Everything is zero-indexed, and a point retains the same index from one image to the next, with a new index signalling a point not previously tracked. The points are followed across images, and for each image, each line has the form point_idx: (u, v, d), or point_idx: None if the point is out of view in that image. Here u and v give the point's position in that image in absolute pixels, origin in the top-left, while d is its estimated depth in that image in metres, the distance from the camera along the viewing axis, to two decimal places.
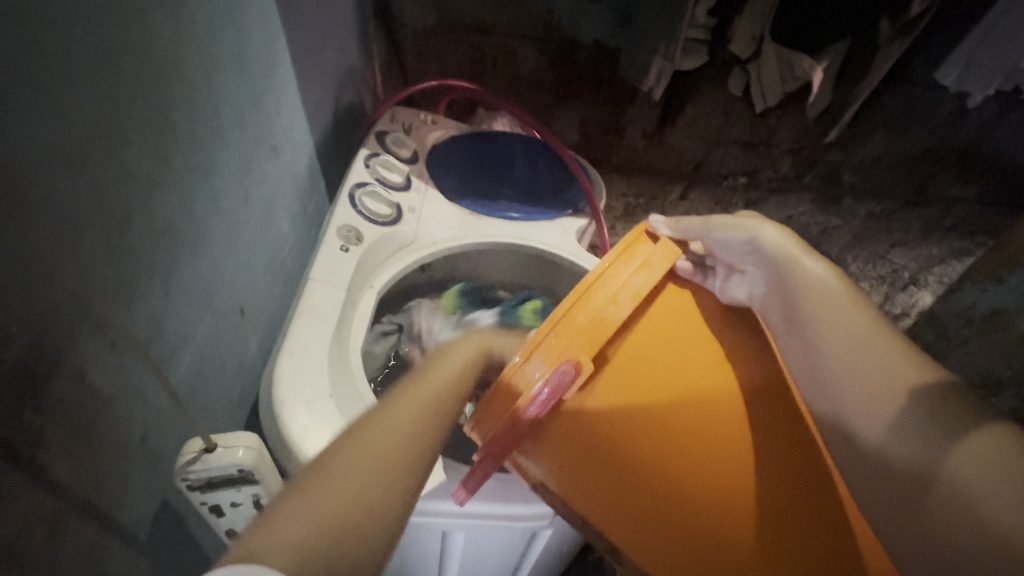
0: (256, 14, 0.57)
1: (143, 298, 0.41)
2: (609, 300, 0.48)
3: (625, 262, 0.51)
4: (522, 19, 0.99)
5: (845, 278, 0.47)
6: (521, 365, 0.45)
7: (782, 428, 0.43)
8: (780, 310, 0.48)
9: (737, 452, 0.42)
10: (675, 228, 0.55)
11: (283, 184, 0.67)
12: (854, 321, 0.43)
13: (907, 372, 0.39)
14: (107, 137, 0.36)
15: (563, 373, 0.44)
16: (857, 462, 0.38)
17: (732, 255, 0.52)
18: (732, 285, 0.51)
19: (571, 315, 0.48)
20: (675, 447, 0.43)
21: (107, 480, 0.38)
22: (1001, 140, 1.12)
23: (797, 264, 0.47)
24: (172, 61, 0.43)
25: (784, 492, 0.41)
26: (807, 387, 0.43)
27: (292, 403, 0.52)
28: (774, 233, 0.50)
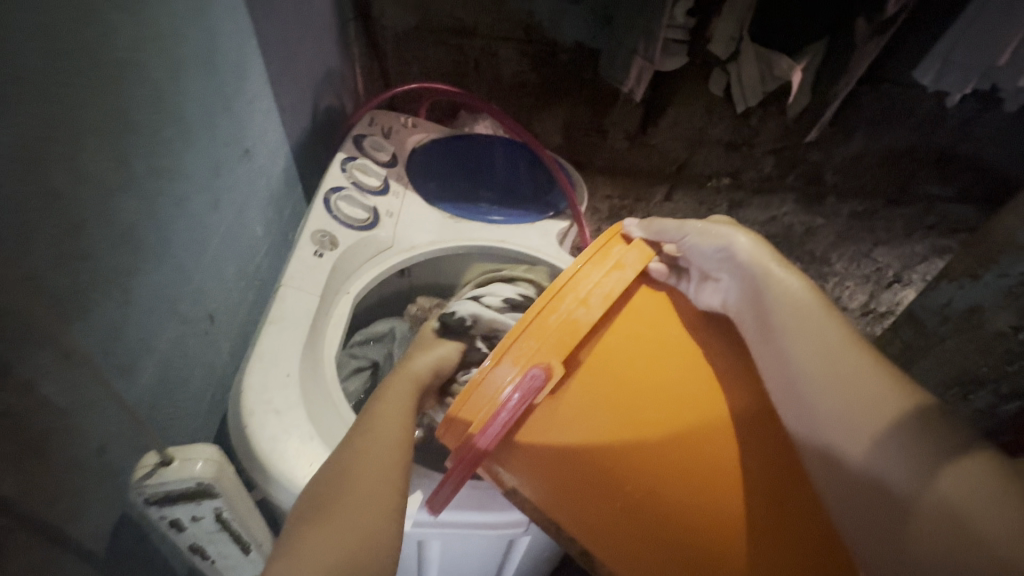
0: (226, 16, 0.56)
1: (99, 306, 0.39)
2: (580, 301, 0.45)
3: (597, 265, 0.47)
4: (503, 21, 0.99)
5: (813, 287, 0.47)
6: (489, 370, 0.43)
7: (764, 431, 0.42)
8: (754, 320, 0.46)
9: (723, 457, 0.41)
10: (649, 229, 0.51)
11: (256, 188, 0.66)
12: (830, 334, 0.43)
13: (888, 389, 0.40)
14: (61, 140, 0.35)
15: (534, 378, 0.42)
16: (840, 479, 0.38)
17: (707, 262, 0.51)
18: (705, 292, 0.50)
19: (541, 317, 0.44)
20: (660, 461, 0.42)
21: (60, 495, 0.37)
22: (978, 138, 1.13)
23: (769, 274, 0.47)
24: (133, 63, 0.42)
25: (769, 498, 0.40)
26: (782, 400, 0.42)
27: (260, 412, 0.51)
28: (748, 242, 0.49)
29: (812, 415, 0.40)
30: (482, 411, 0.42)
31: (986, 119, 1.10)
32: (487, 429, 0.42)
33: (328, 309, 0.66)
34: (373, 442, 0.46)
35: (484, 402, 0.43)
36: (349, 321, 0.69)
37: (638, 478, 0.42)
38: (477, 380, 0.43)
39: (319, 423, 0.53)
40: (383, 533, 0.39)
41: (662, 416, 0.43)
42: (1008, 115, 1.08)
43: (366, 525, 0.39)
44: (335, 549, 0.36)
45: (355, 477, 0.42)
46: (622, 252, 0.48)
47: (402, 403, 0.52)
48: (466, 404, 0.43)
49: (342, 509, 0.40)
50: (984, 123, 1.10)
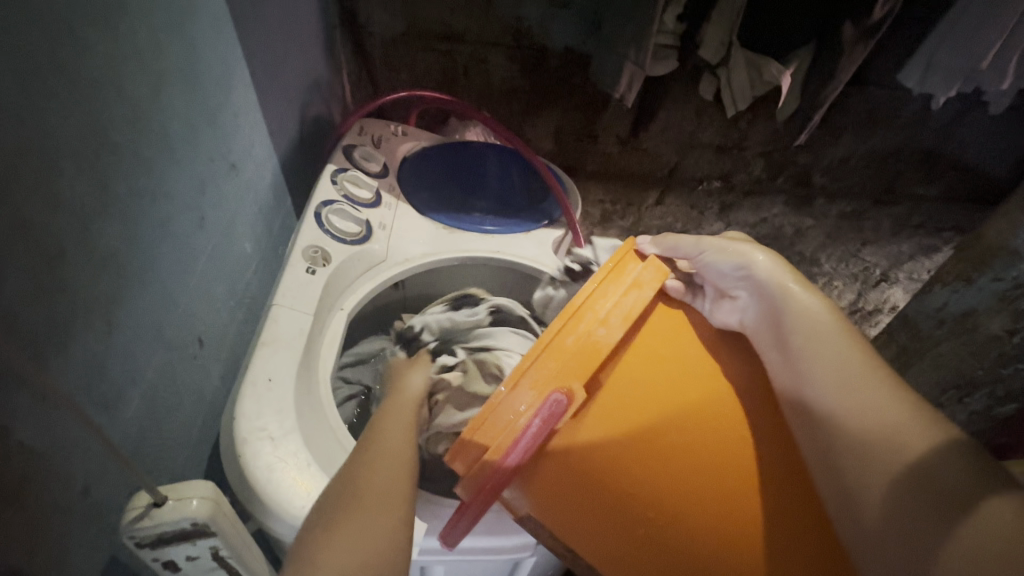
0: (208, 28, 0.54)
1: (80, 340, 0.37)
2: (600, 320, 0.45)
3: (615, 283, 0.48)
4: (492, 27, 0.97)
5: (833, 309, 0.46)
6: (505, 395, 0.42)
7: (781, 457, 0.42)
8: (772, 342, 0.45)
9: (738, 481, 0.41)
10: (661, 245, 0.52)
11: (243, 203, 0.64)
12: (848, 359, 0.43)
13: (910, 421, 0.39)
14: (35, 166, 0.33)
15: (554, 403, 0.41)
16: (857, 513, 0.38)
17: (724, 280, 0.50)
18: (722, 311, 0.49)
19: (559, 338, 0.45)
20: (677, 486, 0.41)
21: (43, 542, 0.35)
22: (961, 139, 1.15)
23: (787, 293, 0.46)
24: (111, 80, 0.40)
25: (785, 524, 0.40)
26: (799, 426, 0.42)
27: (254, 439, 0.49)
28: (768, 260, 0.48)
29: (830, 444, 0.40)
30: (499, 436, 0.41)
31: (969, 120, 1.11)
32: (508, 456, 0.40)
33: (322, 327, 0.64)
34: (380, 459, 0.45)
35: (501, 426, 0.42)
36: (343, 338, 0.67)
37: (655, 506, 0.41)
38: (495, 404, 0.42)
39: (317, 448, 0.51)
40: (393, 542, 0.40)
41: (679, 440, 0.42)
42: (989, 116, 1.10)
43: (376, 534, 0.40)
44: (350, 559, 0.37)
45: (364, 488, 0.42)
46: (639, 270, 0.49)
47: (404, 425, 0.51)
48: (485, 427, 0.42)
49: (349, 521, 0.40)
50: (967, 124, 1.12)
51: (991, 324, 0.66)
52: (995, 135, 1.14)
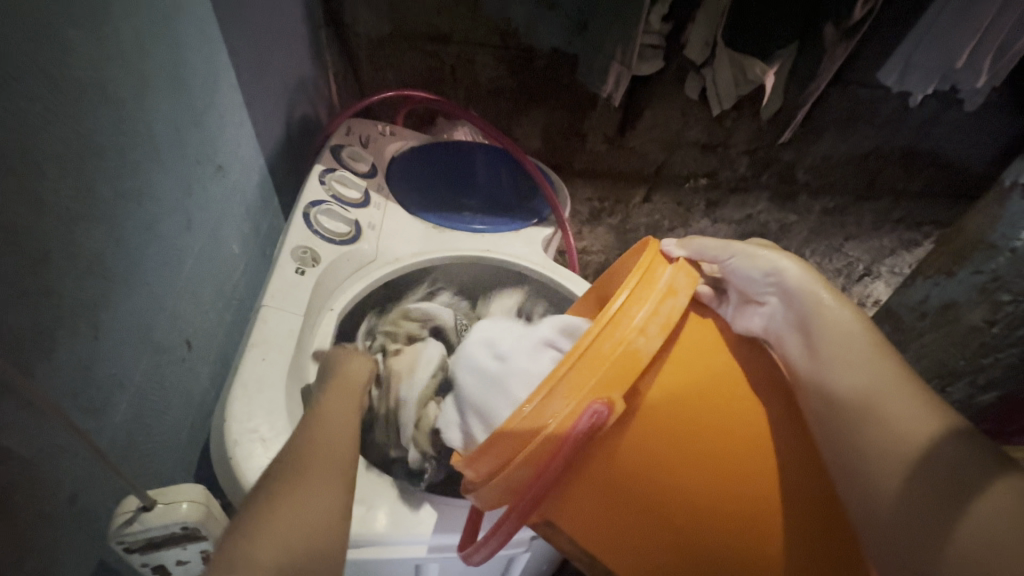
0: (192, 26, 0.53)
1: (65, 346, 0.37)
2: (638, 329, 0.42)
3: (646, 288, 0.45)
4: (479, 27, 0.97)
5: (866, 319, 0.46)
6: (540, 405, 0.40)
7: (800, 457, 0.43)
8: (802, 346, 0.46)
9: (761, 482, 0.41)
10: (689, 249, 0.50)
11: (230, 205, 0.63)
12: (874, 360, 0.43)
13: (925, 417, 0.39)
14: (17, 170, 0.33)
15: (594, 413, 0.39)
16: (869, 504, 0.38)
17: (756, 286, 0.49)
18: (747, 315, 0.49)
19: (595, 346, 0.41)
20: (701, 484, 0.42)
21: (30, 552, 0.34)
22: (939, 136, 1.17)
23: (821, 302, 0.46)
24: (94, 82, 0.40)
25: (802, 522, 0.41)
26: (818, 424, 0.42)
27: (246, 441, 0.48)
28: (797, 269, 0.48)
29: (848, 441, 0.40)
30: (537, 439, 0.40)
31: (946, 118, 1.14)
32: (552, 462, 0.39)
33: (313, 328, 0.64)
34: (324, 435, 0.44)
35: (533, 434, 0.40)
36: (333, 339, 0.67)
37: (680, 502, 0.42)
38: (525, 415, 0.40)
39: None
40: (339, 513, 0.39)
41: (711, 446, 0.42)
42: (966, 114, 1.13)
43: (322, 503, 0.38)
44: (293, 523, 0.35)
45: (308, 461, 0.40)
46: (671, 275, 0.45)
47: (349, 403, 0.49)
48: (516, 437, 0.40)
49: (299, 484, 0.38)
50: (944, 122, 1.14)
51: (970, 316, 0.68)
52: (970, 133, 1.17)
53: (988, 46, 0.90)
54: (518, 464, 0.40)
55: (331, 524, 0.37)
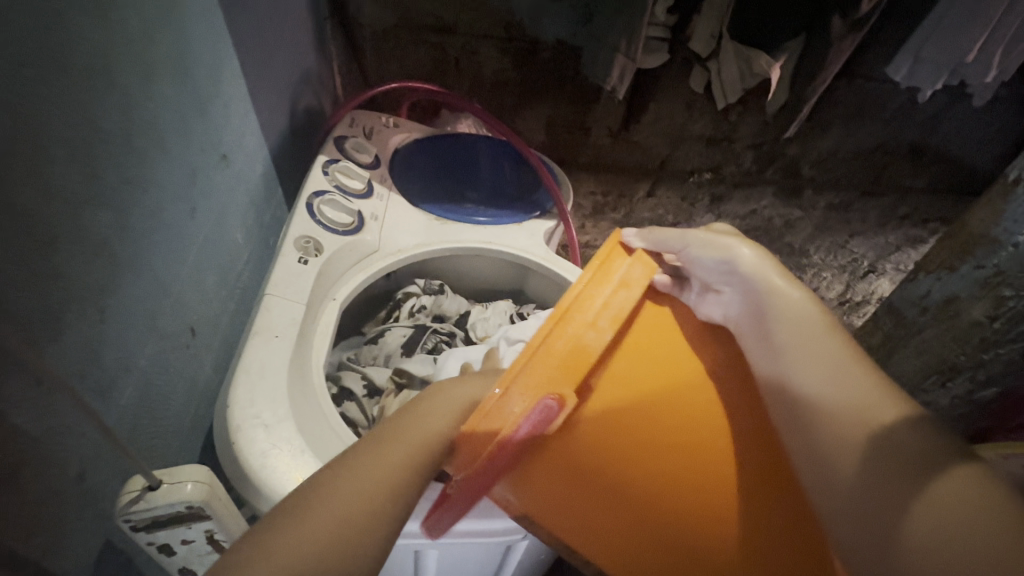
0: (197, 14, 0.54)
1: (73, 328, 0.38)
2: (589, 323, 0.44)
3: (600, 283, 0.47)
4: (483, 19, 0.97)
5: (818, 303, 0.46)
6: (498, 399, 0.43)
7: (765, 453, 0.41)
8: (756, 334, 0.45)
9: (720, 474, 0.41)
10: (650, 241, 0.51)
11: (234, 194, 0.64)
12: (828, 347, 0.43)
13: (886, 410, 0.39)
14: (28, 153, 0.33)
15: (545, 409, 0.42)
16: (830, 490, 0.38)
17: (709, 274, 0.49)
18: (707, 303, 0.48)
19: (548, 343, 0.44)
20: (657, 470, 0.42)
21: (38, 528, 0.35)
22: (947, 132, 1.16)
23: (772, 287, 0.46)
24: (100, 68, 0.40)
25: (768, 519, 0.40)
26: (782, 417, 0.41)
27: (249, 426, 0.49)
28: (751, 254, 0.48)
29: (809, 437, 0.40)
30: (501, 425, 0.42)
31: (954, 114, 1.14)
32: (500, 450, 0.42)
33: (315, 317, 0.65)
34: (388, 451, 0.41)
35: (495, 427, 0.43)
36: (335, 328, 0.67)
37: (637, 489, 0.42)
38: (493, 401, 0.43)
39: (312, 435, 0.51)
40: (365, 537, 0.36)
41: (664, 435, 0.42)
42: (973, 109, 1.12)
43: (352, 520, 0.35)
44: (313, 539, 0.33)
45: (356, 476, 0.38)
46: (627, 268, 0.47)
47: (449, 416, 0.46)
48: (484, 424, 0.43)
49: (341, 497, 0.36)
50: (951, 118, 1.14)
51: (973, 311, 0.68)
52: (977, 128, 1.16)
53: (998, 39, 0.89)
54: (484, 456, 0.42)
55: (354, 551, 0.34)
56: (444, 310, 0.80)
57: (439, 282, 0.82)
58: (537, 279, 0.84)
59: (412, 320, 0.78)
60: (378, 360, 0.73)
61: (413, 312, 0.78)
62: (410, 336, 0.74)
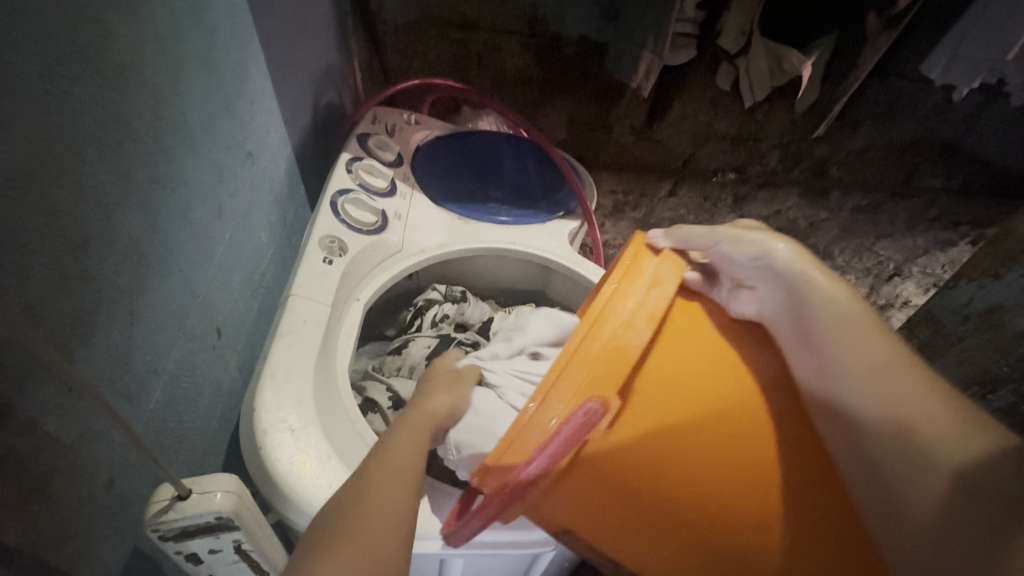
0: (225, 8, 0.53)
1: (104, 331, 0.37)
2: (626, 323, 0.41)
3: (633, 283, 0.44)
4: (507, 14, 0.95)
5: (858, 299, 0.46)
6: (534, 410, 0.40)
7: (807, 452, 0.39)
8: (794, 331, 0.44)
9: (767, 481, 0.38)
10: (675, 238, 0.51)
11: (259, 192, 0.63)
12: (879, 351, 0.42)
13: (944, 422, 0.39)
14: (60, 152, 0.32)
15: (588, 412, 0.38)
16: (899, 506, 0.37)
17: (740, 270, 0.49)
18: (740, 301, 0.48)
19: (584, 347, 0.41)
20: (704, 476, 0.39)
21: (67, 539, 0.34)
22: (983, 132, 1.11)
23: (810, 282, 0.45)
24: (132, 64, 0.39)
25: (818, 523, 0.37)
26: (826, 423, 0.40)
27: (275, 431, 0.48)
28: (786, 250, 0.47)
29: (863, 444, 0.39)
30: (530, 443, 0.39)
31: (989, 113, 1.07)
32: (525, 469, 0.38)
33: (340, 317, 0.64)
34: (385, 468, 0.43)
35: (531, 440, 0.39)
36: (359, 328, 0.66)
37: (677, 495, 0.40)
38: (528, 416, 0.40)
39: (338, 440, 0.50)
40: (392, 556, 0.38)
41: (710, 439, 0.40)
42: (1013, 109, 1.07)
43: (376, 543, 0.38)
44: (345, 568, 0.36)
45: (360, 504, 0.40)
46: (656, 267, 0.45)
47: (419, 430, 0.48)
48: (518, 443, 0.39)
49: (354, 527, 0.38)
50: (988, 118, 1.08)
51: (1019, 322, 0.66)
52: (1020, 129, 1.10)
53: None
54: (515, 472, 0.39)
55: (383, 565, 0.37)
56: (467, 318, 0.79)
57: (462, 289, 0.82)
58: (561, 281, 0.83)
59: (435, 328, 0.77)
60: (402, 371, 0.70)
61: (436, 320, 0.78)
62: (435, 348, 0.73)
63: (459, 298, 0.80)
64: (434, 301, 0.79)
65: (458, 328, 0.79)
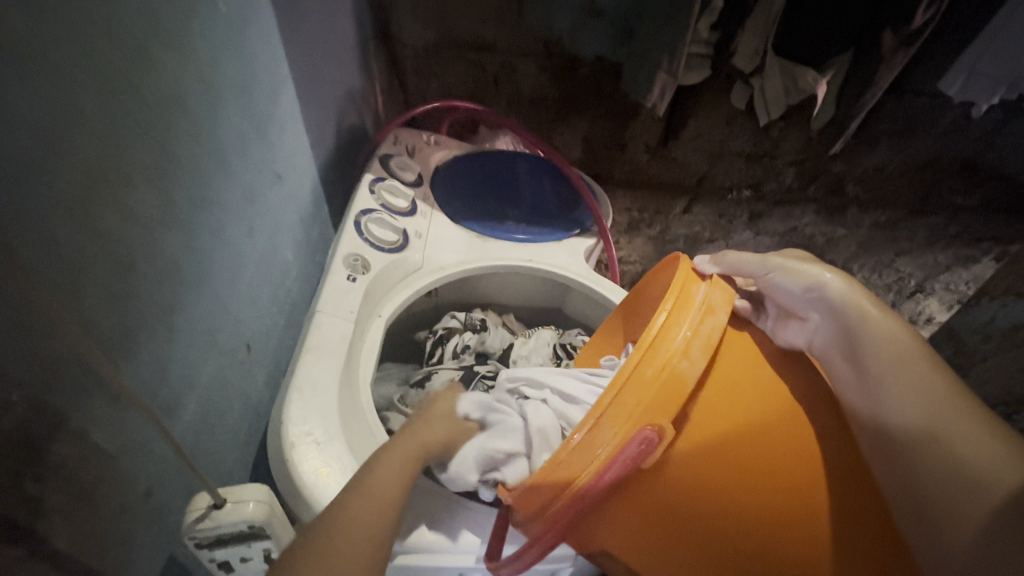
0: (259, 39, 0.56)
1: (146, 346, 0.39)
2: (681, 351, 0.42)
3: (685, 311, 0.45)
4: (523, 38, 0.98)
5: (914, 333, 0.45)
6: (587, 436, 0.40)
7: (853, 480, 0.41)
8: (846, 361, 0.45)
9: (813, 506, 0.40)
10: (723, 265, 0.55)
11: (287, 212, 0.65)
12: (931, 383, 0.41)
13: (993, 449, 0.37)
14: (112, 179, 0.35)
15: (644, 440, 0.39)
16: (941, 540, 0.36)
17: (793, 301, 0.49)
18: (789, 330, 0.49)
19: (638, 371, 0.41)
20: (752, 501, 0.40)
21: (109, 546, 0.36)
22: (1003, 148, 1.10)
23: (865, 314, 0.45)
24: (175, 95, 0.42)
25: (859, 548, 0.39)
26: (872, 451, 0.41)
27: (301, 444, 0.50)
28: (840, 281, 0.48)
29: (910, 475, 0.39)
30: (581, 470, 0.40)
31: (1010, 129, 1.06)
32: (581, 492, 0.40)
33: (362, 333, 0.66)
34: (397, 453, 0.45)
35: (579, 465, 0.40)
36: (381, 345, 0.68)
37: (724, 519, 0.41)
38: (573, 446, 0.40)
39: (360, 453, 0.52)
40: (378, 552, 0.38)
41: (762, 466, 0.41)
42: None
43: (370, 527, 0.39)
44: None
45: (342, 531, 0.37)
46: (708, 292, 0.46)
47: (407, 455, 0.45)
48: (564, 466, 0.41)
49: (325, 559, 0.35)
50: (1008, 133, 1.07)
51: None
52: None
53: None
54: (566, 496, 0.40)
55: None
56: (487, 347, 0.80)
57: (481, 317, 0.83)
58: (578, 298, 0.85)
59: (456, 360, 0.79)
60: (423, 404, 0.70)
61: (457, 352, 0.79)
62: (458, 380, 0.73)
63: (478, 326, 0.82)
64: (454, 329, 0.81)
65: (480, 357, 0.80)
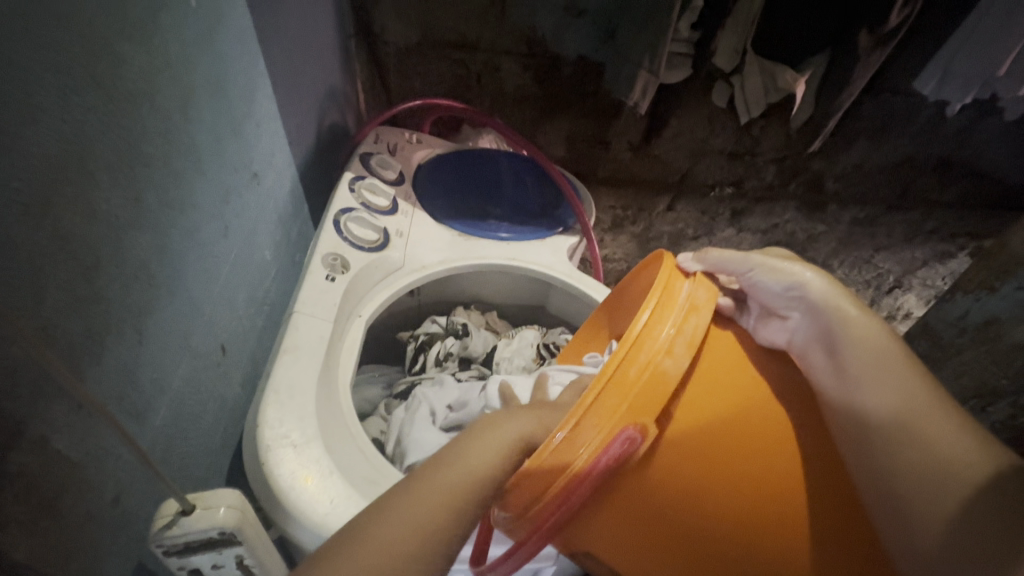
0: (233, 36, 0.55)
1: (113, 351, 0.38)
2: (665, 350, 0.42)
3: (668, 308, 0.44)
4: (505, 35, 0.98)
5: (890, 333, 0.46)
6: (569, 438, 0.39)
7: (831, 478, 0.40)
8: (827, 359, 0.45)
9: (791, 503, 0.40)
10: (707, 262, 0.53)
11: (264, 212, 0.64)
12: (905, 381, 0.43)
13: (963, 444, 0.40)
14: (77, 179, 0.34)
15: (627, 440, 0.39)
16: (912, 530, 0.38)
17: (774, 299, 0.49)
18: (771, 328, 0.49)
19: (621, 371, 0.41)
20: (732, 498, 0.41)
21: (74, 555, 0.35)
22: (977, 146, 1.12)
23: (844, 313, 0.46)
24: (145, 91, 0.41)
25: (836, 543, 0.39)
26: (848, 444, 0.41)
27: (278, 447, 0.49)
28: (820, 280, 0.48)
29: (887, 470, 0.40)
30: (561, 473, 0.39)
31: (983, 128, 1.09)
32: (561, 494, 0.39)
33: (342, 333, 0.65)
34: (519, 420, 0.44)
35: (559, 466, 0.39)
36: (361, 345, 0.67)
37: (704, 515, 0.41)
38: (555, 446, 0.39)
39: (337, 455, 0.51)
40: (460, 518, 0.37)
41: (742, 463, 0.41)
42: (1006, 123, 1.08)
43: (464, 490, 0.37)
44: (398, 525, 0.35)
45: (450, 475, 0.38)
46: (691, 290, 0.46)
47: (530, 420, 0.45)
48: (546, 464, 0.39)
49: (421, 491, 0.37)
50: (981, 132, 1.09)
51: (1016, 333, 0.67)
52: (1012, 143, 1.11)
53: None
54: (546, 498, 0.39)
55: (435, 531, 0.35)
56: (470, 351, 0.80)
57: (463, 322, 0.82)
58: (561, 297, 0.85)
59: (439, 366, 0.78)
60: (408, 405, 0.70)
61: (439, 359, 0.79)
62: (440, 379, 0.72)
63: (460, 331, 0.81)
64: (436, 335, 0.81)
65: (463, 362, 0.80)
